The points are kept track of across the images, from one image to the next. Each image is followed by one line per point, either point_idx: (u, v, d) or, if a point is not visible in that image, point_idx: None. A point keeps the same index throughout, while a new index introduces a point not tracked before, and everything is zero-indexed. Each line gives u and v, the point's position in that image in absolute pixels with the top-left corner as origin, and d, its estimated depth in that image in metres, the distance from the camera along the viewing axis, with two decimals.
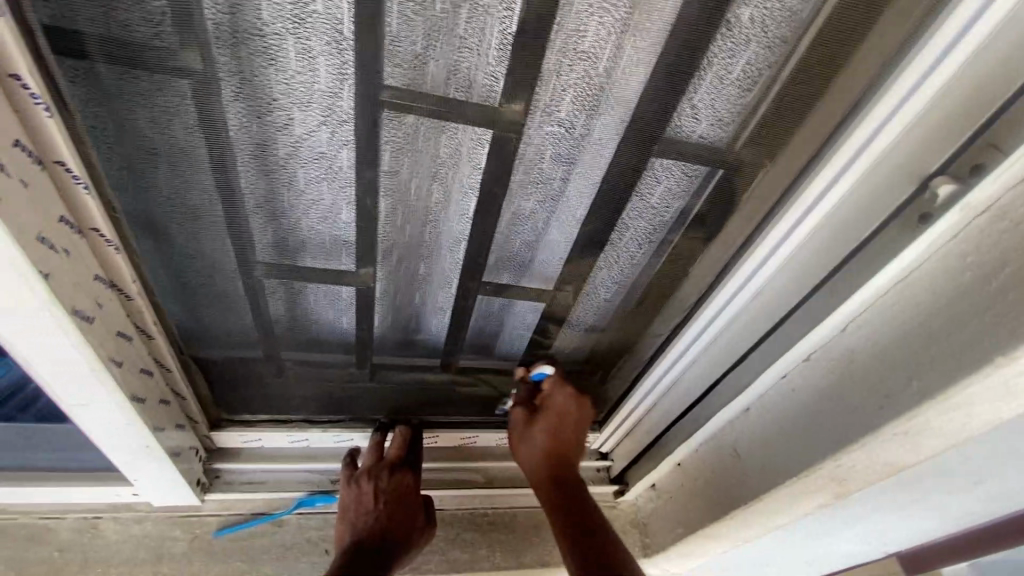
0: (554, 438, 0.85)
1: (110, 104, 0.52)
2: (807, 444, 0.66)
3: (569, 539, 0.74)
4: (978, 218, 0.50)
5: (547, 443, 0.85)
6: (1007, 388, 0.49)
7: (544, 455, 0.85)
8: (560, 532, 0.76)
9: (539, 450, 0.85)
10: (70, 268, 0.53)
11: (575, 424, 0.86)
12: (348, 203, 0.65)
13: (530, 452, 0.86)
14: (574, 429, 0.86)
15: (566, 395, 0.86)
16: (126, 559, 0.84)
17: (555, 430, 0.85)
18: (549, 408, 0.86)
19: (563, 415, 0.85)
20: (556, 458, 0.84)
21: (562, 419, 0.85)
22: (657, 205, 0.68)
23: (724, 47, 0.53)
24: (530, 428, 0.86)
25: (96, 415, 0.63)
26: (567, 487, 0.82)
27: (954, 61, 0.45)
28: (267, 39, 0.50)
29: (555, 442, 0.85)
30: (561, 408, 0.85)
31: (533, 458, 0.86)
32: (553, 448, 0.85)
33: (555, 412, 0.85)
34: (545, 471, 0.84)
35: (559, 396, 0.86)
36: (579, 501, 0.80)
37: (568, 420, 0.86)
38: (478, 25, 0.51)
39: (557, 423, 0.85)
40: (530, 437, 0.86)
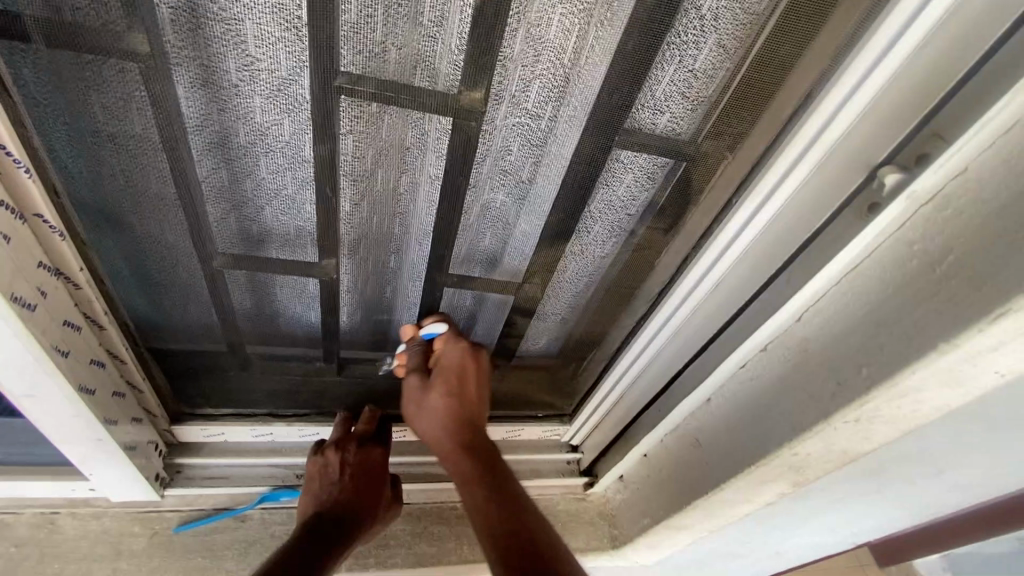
0: (455, 401, 0.79)
1: (58, 88, 0.51)
2: (766, 431, 0.66)
3: (484, 510, 0.66)
4: (924, 208, 0.51)
5: (446, 410, 0.79)
6: (951, 374, 0.50)
7: (449, 421, 0.79)
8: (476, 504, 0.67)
9: (441, 418, 0.79)
10: (9, 253, 0.51)
11: (476, 382, 0.81)
12: (309, 193, 0.64)
13: (433, 422, 0.80)
14: (475, 388, 0.81)
15: (461, 351, 0.81)
16: (84, 555, 0.82)
17: (454, 392, 0.79)
18: (443, 368, 0.80)
19: (463, 372, 0.80)
20: (463, 422, 0.79)
21: (460, 379, 0.80)
22: (621, 199, 0.68)
23: (685, 38, 0.53)
24: (428, 394, 0.80)
25: (43, 406, 0.61)
26: (480, 453, 0.75)
27: (902, 51, 0.46)
28: (219, 24, 0.49)
29: (456, 403, 0.79)
30: (457, 366, 0.80)
31: (435, 426, 0.80)
32: (453, 414, 0.79)
33: (452, 370, 0.80)
34: (450, 439, 0.77)
35: (453, 354, 0.81)
36: (493, 465, 0.73)
37: (467, 377, 0.81)
38: (439, 14, 0.50)
39: (456, 383, 0.80)
40: (431, 404, 0.80)
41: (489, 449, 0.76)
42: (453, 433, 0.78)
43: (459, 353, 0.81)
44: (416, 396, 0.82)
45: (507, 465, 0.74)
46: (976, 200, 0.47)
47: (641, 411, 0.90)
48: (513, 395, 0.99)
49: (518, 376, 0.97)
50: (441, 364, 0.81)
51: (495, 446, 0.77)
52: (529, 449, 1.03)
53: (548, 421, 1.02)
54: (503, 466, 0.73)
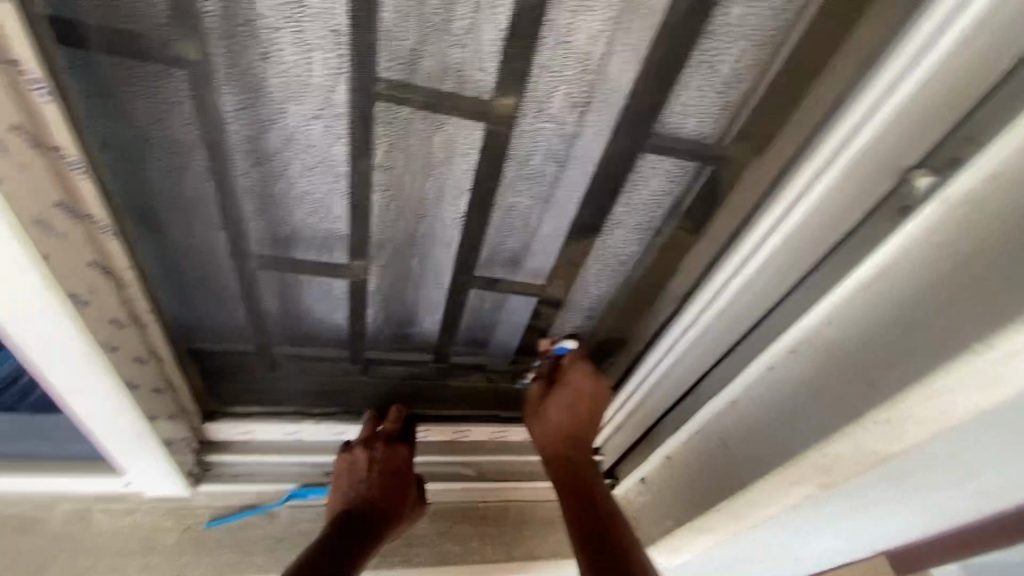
0: (570, 418, 0.87)
1: (108, 94, 0.53)
2: (793, 433, 0.67)
3: (579, 521, 0.77)
4: (955, 210, 0.51)
5: (563, 424, 0.87)
6: (985, 375, 0.50)
7: (560, 435, 0.87)
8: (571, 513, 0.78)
9: (554, 431, 0.87)
10: (65, 250, 0.53)
11: (591, 405, 0.87)
12: (341, 197, 0.66)
13: (544, 430, 0.88)
14: (590, 410, 0.87)
15: (583, 373, 0.86)
16: (118, 550, 0.84)
17: (571, 409, 0.86)
18: (566, 384, 0.86)
19: (580, 394, 0.86)
20: (571, 438, 0.87)
21: (580, 399, 0.86)
22: (646, 202, 0.70)
23: (712, 45, 0.54)
24: (546, 404, 0.88)
25: (89, 401, 0.63)
26: (579, 470, 0.85)
27: (933, 56, 0.47)
28: (260, 34, 0.51)
29: (571, 421, 0.87)
30: (578, 385, 0.86)
31: (546, 435, 0.88)
32: (567, 429, 0.87)
33: (574, 389, 0.86)
34: (558, 450, 0.87)
35: (577, 372, 0.86)
36: (591, 484, 0.83)
37: (583, 399, 0.86)
38: (471, 22, 0.52)
39: (572, 402, 0.86)
40: (547, 415, 0.88)
41: (589, 469, 0.85)
42: (560, 446, 0.87)
43: (582, 373, 0.86)
44: (535, 402, 0.90)
45: (601, 484, 0.84)
46: (1009, 203, 0.48)
47: (663, 413, 0.90)
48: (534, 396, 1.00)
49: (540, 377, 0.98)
50: (564, 380, 0.87)
51: (592, 466, 0.86)
52: None
53: None
54: (598, 484, 0.84)
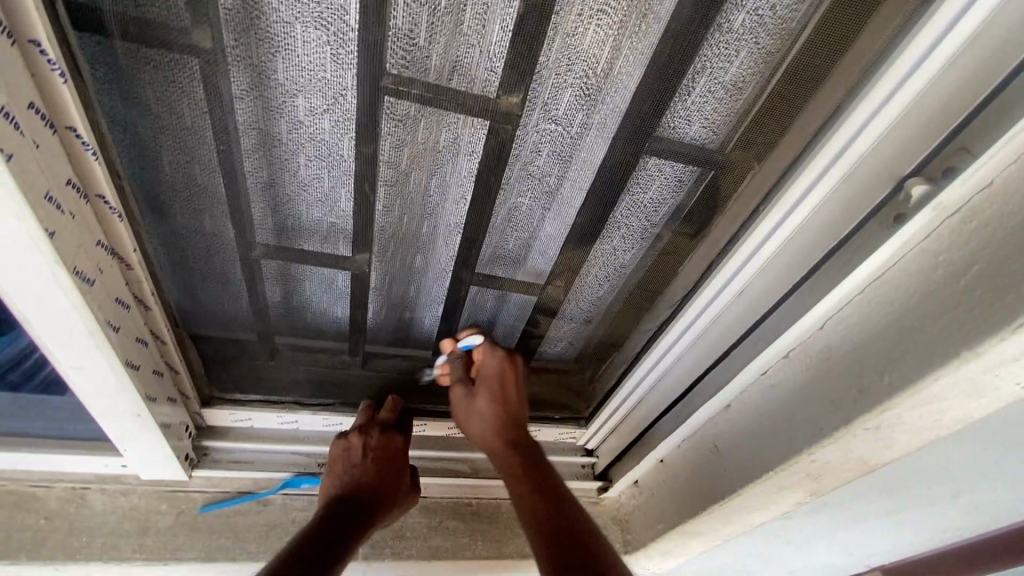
0: (501, 408, 0.84)
1: (121, 79, 0.54)
2: (784, 438, 0.67)
3: (532, 506, 0.73)
4: (949, 220, 0.52)
5: (494, 415, 0.84)
6: (972, 384, 0.51)
7: (496, 427, 0.83)
8: (526, 507, 0.73)
9: (488, 424, 0.84)
10: (73, 229, 0.53)
11: (513, 389, 0.85)
12: (345, 190, 0.67)
13: (481, 426, 0.84)
14: (515, 393, 0.85)
15: (498, 360, 0.85)
16: (112, 530, 0.85)
17: (497, 398, 0.83)
18: (485, 375, 0.85)
19: (502, 380, 0.84)
20: (510, 425, 0.84)
21: (503, 387, 0.84)
22: (650, 201, 0.69)
23: (716, 51, 0.55)
24: (473, 401, 0.85)
25: (90, 380, 0.65)
26: (525, 455, 0.81)
27: (931, 68, 0.47)
28: (272, 26, 0.52)
29: (503, 409, 0.84)
30: (496, 372, 0.84)
31: (484, 431, 0.84)
32: (500, 418, 0.84)
33: (491, 378, 0.84)
34: (497, 440, 0.83)
35: (491, 361, 0.85)
36: (536, 464, 0.80)
37: (506, 385, 0.84)
38: (478, 21, 0.53)
39: (498, 389, 0.84)
40: (478, 411, 0.85)
41: (535, 453, 0.81)
42: (500, 438, 0.83)
43: (497, 361, 0.85)
44: (463, 404, 0.86)
45: (551, 468, 0.80)
46: (1002, 213, 0.48)
47: (657, 417, 0.91)
48: (530, 396, 1.01)
49: (535, 378, 1.00)
50: (482, 374, 0.85)
51: (538, 448, 0.84)
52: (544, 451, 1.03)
53: (565, 424, 1.02)
54: (546, 467, 0.80)
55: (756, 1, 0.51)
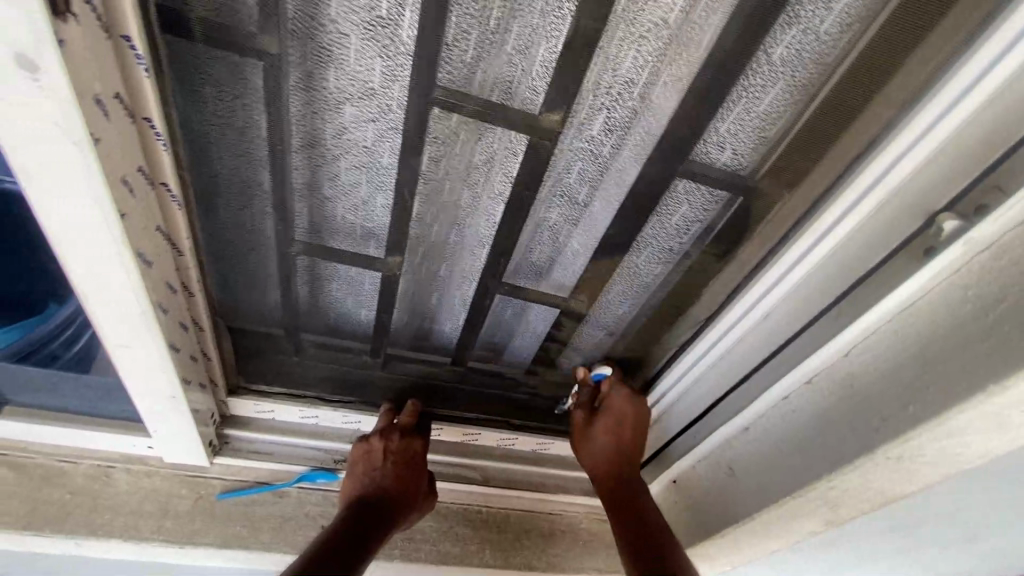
0: (617, 442, 0.89)
1: (190, 79, 0.57)
2: (803, 464, 0.68)
3: (631, 539, 0.79)
4: (978, 255, 0.53)
5: (612, 448, 0.90)
6: (996, 417, 0.51)
7: (608, 458, 0.89)
8: (624, 536, 0.80)
9: (603, 454, 0.90)
10: (140, 213, 0.57)
11: (632, 425, 0.90)
12: (383, 196, 0.70)
13: (596, 453, 0.91)
14: (635, 432, 0.90)
15: (623, 397, 0.90)
16: (133, 510, 0.87)
17: (616, 435, 0.89)
18: (609, 410, 0.90)
19: (625, 417, 0.90)
20: (621, 460, 0.89)
21: (624, 422, 0.90)
22: (674, 227, 0.71)
23: (754, 83, 0.56)
24: (592, 431, 0.91)
25: (133, 359, 0.67)
26: (630, 491, 0.86)
27: (965, 108, 0.49)
28: (332, 39, 0.55)
29: (619, 444, 0.90)
30: (621, 409, 0.90)
31: (599, 460, 0.90)
32: (616, 452, 0.90)
33: (615, 415, 0.90)
34: (610, 473, 0.89)
35: (617, 397, 0.90)
36: (641, 503, 0.85)
37: (626, 420, 0.90)
38: (524, 43, 0.56)
39: (616, 426, 0.90)
40: (594, 439, 0.91)
41: (638, 489, 0.87)
42: (611, 468, 0.89)
43: (626, 399, 0.90)
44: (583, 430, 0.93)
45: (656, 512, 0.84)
46: None
47: (673, 437, 0.91)
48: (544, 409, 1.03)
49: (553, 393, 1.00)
50: (606, 406, 0.91)
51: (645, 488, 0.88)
52: (551, 462, 1.06)
53: None
54: (652, 505, 0.85)
55: (796, 35, 0.53)
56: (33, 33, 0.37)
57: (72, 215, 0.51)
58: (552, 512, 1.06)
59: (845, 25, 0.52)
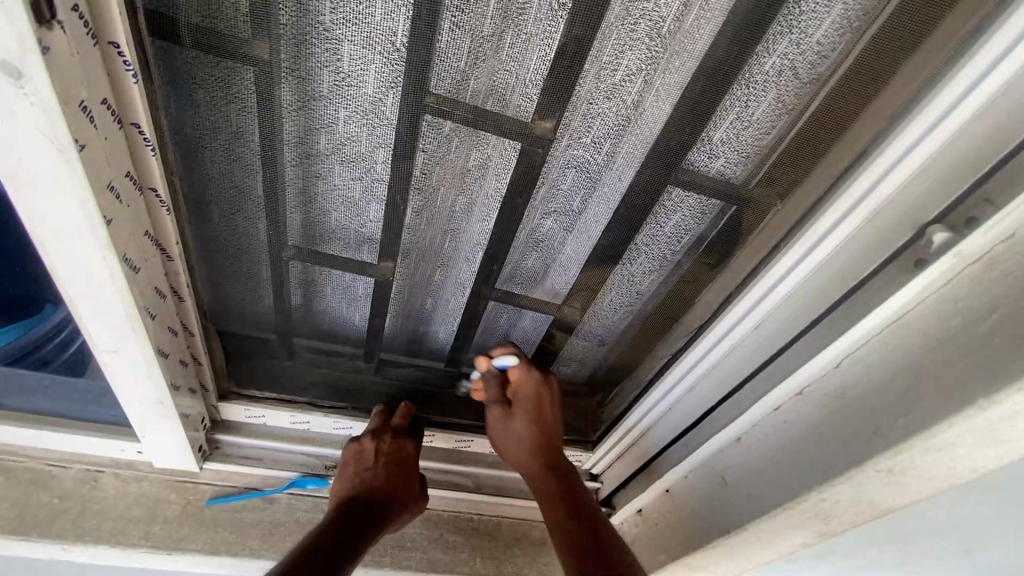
0: (537, 431, 0.87)
1: (182, 85, 0.57)
2: (795, 475, 0.67)
3: (567, 532, 0.76)
4: (969, 268, 0.53)
5: (533, 438, 0.87)
6: (986, 431, 0.51)
7: (530, 449, 0.87)
8: (560, 530, 0.78)
9: (525, 446, 0.87)
10: (127, 218, 0.56)
11: (550, 409, 0.88)
12: (375, 201, 0.70)
13: (518, 446, 0.88)
14: (550, 415, 0.88)
15: (536, 382, 0.87)
16: (121, 515, 0.87)
17: (537, 424, 0.86)
18: (522, 399, 0.87)
19: (540, 403, 0.87)
20: (545, 448, 0.87)
21: (540, 409, 0.87)
22: (669, 233, 0.71)
23: (746, 92, 0.56)
24: (512, 423, 0.88)
25: (120, 364, 0.67)
26: (563, 480, 0.85)
27: (957, 120, 0.49)
28: (323, 45, 0.55)
29: (539, 433, 0.87)
30: (534, 396, 0.87)
31: (525, 453, 0.87)
32: (539, 441, 0.87)
33: (529, 403, 0.87)
34: (538, 465, 0.86)
35: (529, 384, 0.87)
36: (573, 490, 0.83)
37: (543, 406, 0.87)
38: (519, 51, 0.55)
39: (535, 414, 0.87)
40: (514, 431, 0.88)
41: (570, 477, 0.85)
42: (537, 460, 0.86)
43: (534, 384, 0.87)
44: (501, 426, 0.89)
45: (586, 492, 0.84)
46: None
47: (666, 446, 0.91)
48: None
49: None
50: (518, 397, 0.88)
51: (576, 473, 0.87)
52: None
53: (572, 446, 1.02)
54: (583, 492, 0.84)
55: (788, 45, 0.53)
56: (17, 39, 0.37)
57: (56, 220, 0.50)
58: (544, 520, 1.05)
59: (837, 35, 0.52)
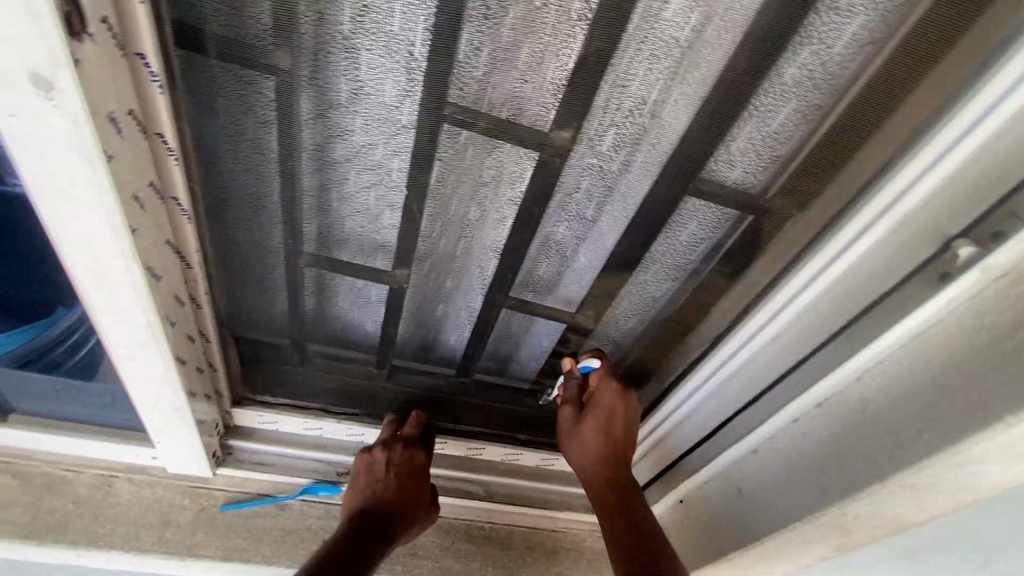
0: (606, 442, 0.86)
1: (202, 93, 0.58)
2: (815, 489, 0.66)
3: (624, 543, 0.76)
4: (996, 282, 0.52)
5: (600, 447, 0.86)
6: (1014, 447, 0.50)
7: (597, 458, 0.86)
8: (617, 540, 0.77)
9: (592, 453, 0.86)
10: (149, 227, 0.57)
11: (624, 421, 0.86)
12: (391, 209, 0.70)
13: (584, 452, 0.87)
14: (624, 428, 0.86)
15: (614, 394, 0.86)
16: (134, 520, 0.87)
17: (606, 434, 0.85)
18: (597, 406, 0.86)
19: (613, 413, 0.86)
20: (609, 457, 0.86)
21: (612, 421, 0.85)
22: (683, 244, 0.71)
23: (766, 102, 0.56)
24: (581, 428, 0.87)
25: (139, 370, 0.67)
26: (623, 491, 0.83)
27: (984, 132, 0.48)
28: (343, 54, 0.55)
29: (608, 443, 0.86)
30: (609, 405, 0.85)
31: (588, 459, 0.86)
32: (605, 451, 0.86)
33: (603, 412, 0.86)
34: (602, 474, 0.85)
35: (607, 394, 0.86)
36: (633, 504, 0.82)
37: (616, 417, 0.86)
38: (536, 60, 0.55)
39: (606, 422, 0.85)
40: (582, 437, 0.87)
41: (631, 489, 0.84)
42: (602, 469, 0.85)
43: (612, 396, 0.86)
44: (571, 428, 0.88)
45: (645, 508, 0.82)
46: None
47: (681, 455, 0.90)
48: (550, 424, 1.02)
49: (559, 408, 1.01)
50: (594, 405, 0.86)
51: (636, 487, 0.85)
52: (554, 478, 1.05)
53: None
54: (643, 507, 0.82)
55: (808, 56, 0.52)
56: (49, 54, 0.38)
57: (80, 230, 0.51)
58: (556, 529, 1.05)
59: (859, 46, 0.51)
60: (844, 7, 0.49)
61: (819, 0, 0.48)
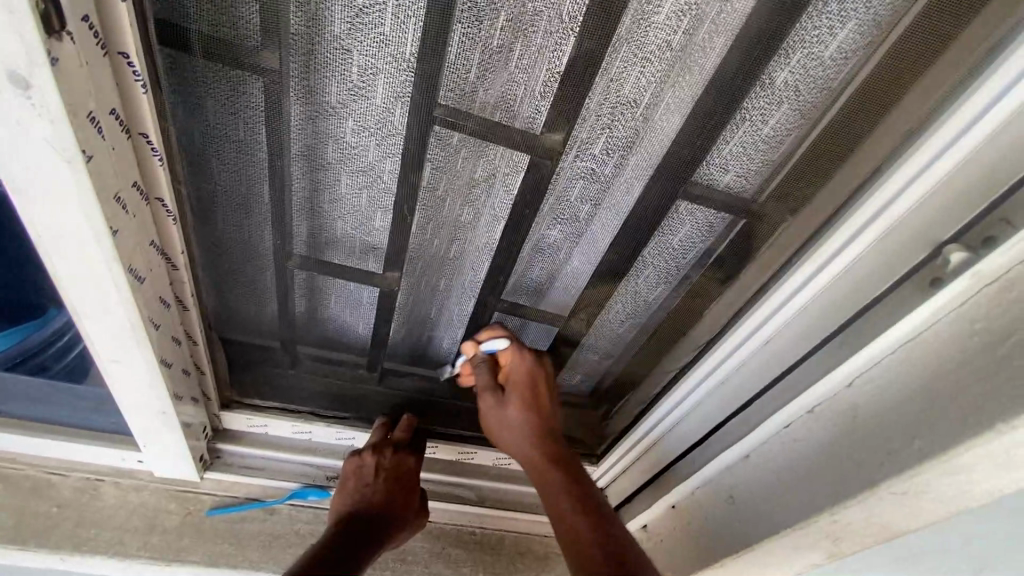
0: (531, 417, 0.84)
1: (189, 93, 0.57)
2: (807, 495, 0.66)
3: (567, 518, 0.75)
4: (987, 289, 0.52)
5: (528, 424, 0.85)
6: (1005, 455, 0.50)
7: (529, 436, 0.84)
8: (559, 516, 0.76)
9: (522, 433, 0.85)
10: (133, 228, 0.56)
11: (544, 391, 0.85)
12: (381, 211, 0.69)
13: (515, 434, 0.85)
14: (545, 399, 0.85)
15: (525, 364, 0.85)
16: (120, 525, 0.86)
17: (532, 409, 0.84)
18: (515, 382, 0.84)
19: (533, 385, 0.84)
20: (541, 432, 0.84)
21: (534, 393, 0.84)
22: (675, 248, 0.70)
23: (758, 106, 0.56)
24: (505, 410, 0.85)
25: (123, 374, 0.66)
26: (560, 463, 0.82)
27: (976, 138, 0.48)
28: (333, 55, 0.55)
29: (534, 418, 0.84)
30: (526, 378, 0.84)
31: (521, 440, 0.85)
32: (535, 427, 0.85)
33: (524, 386, 0.84)
34: (534, 451, 0.83)
35: (519, 366, 0.84)
36: (573, 473, 0.81)
37: (536, 387, 0.85)
38: (527, 62, 0.55)
39: (529, 397, 0.84)
40: (508, 419, 0.85)
41: (568, 459, 0.83)
42: (535, 446, 0.84)
43: (524, 365, 0.85)
44: (494, 412, 0.86)
45: (586, 474, 0.82)
46: None
47: (673, 461, 0.89)
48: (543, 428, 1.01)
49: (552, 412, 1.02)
50: (511, 380, 0.85)
51: (575, 457, 0.84)
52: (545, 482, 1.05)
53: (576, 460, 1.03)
54: (582, 473, 0.82)
55: (801, 60, 0.52)
56: (26, 52, 0.37)
57: (60, 231, 0.50)
58: (548, 534, 1.04)
59: (851, 50, 0.51)
60: (836, 11, 0.49)
61: (811, 3, 0.48)
